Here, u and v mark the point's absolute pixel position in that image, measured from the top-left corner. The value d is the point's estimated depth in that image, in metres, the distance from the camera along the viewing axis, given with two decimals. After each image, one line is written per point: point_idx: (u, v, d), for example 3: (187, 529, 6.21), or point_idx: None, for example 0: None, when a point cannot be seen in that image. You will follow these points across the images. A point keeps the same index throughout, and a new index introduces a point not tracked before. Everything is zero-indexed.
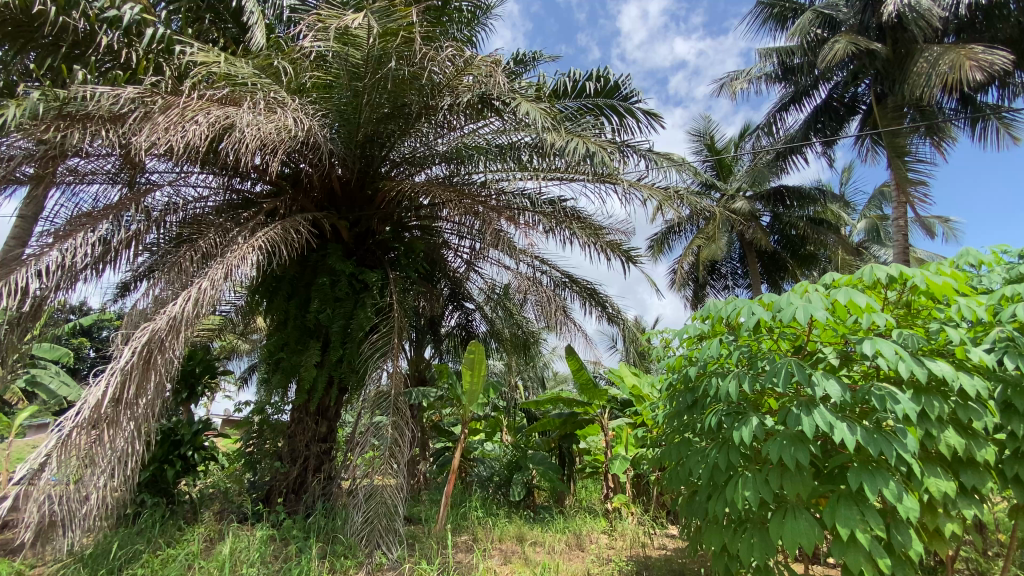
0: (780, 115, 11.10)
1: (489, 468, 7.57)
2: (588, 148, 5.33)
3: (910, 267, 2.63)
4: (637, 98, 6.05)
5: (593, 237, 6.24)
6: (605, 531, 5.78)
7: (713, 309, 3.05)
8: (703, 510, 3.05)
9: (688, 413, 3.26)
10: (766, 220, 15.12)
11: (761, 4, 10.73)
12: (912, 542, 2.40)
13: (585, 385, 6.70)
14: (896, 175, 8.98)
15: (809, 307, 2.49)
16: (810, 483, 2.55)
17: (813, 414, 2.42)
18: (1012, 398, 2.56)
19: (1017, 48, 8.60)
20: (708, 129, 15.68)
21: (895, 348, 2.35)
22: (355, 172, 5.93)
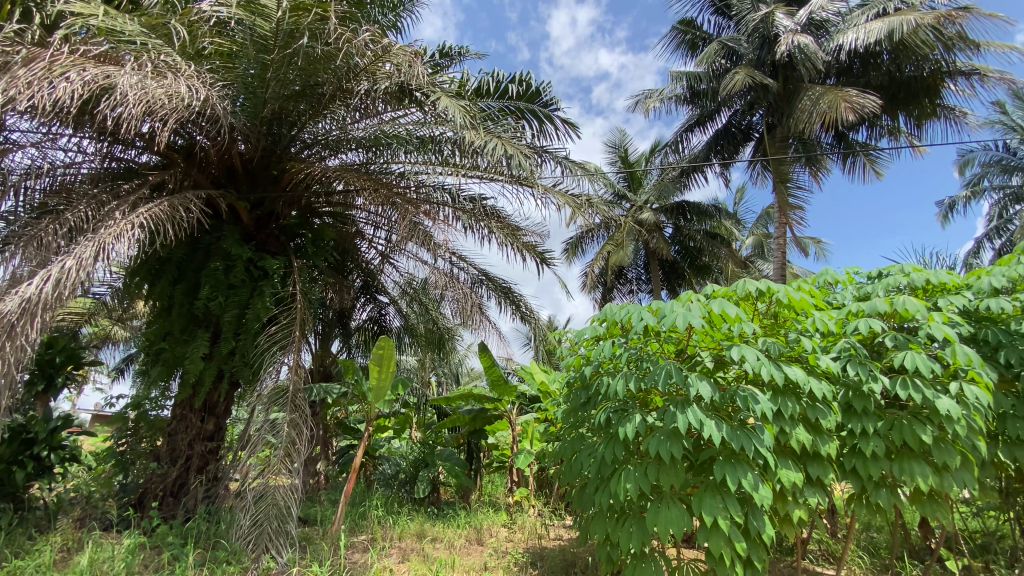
0: (686, 135, 11.98)
1: (395, 466, 7.43)
2: (506, 150, 5.38)
3: (775, 282, 2.97)
4: (557, 106, 6.23)
5: (510, 237, 6.34)
6: (506, 525, 5.89)
7: (610, 312, 3.22)
8: (591, 502, 3.23)
9: (583, 409, 3.43)
10: (669, 232, 16.26)
11: (675, 29, 11.51)
12: (765, 526, 2.70)
13: (495, 381, 6.77)
14: (780, 199, 10.11)
15: (688, 314, 2.75)
16: (683, 475, 2.80)
17: (687, 412, 2.66)
18: (850, 400, 2.96)
19: (885, 94, 9.82)
20: (623, 141, 16.53)
21: (757, 353, 2.65)
22: (259, 149, 5.55)
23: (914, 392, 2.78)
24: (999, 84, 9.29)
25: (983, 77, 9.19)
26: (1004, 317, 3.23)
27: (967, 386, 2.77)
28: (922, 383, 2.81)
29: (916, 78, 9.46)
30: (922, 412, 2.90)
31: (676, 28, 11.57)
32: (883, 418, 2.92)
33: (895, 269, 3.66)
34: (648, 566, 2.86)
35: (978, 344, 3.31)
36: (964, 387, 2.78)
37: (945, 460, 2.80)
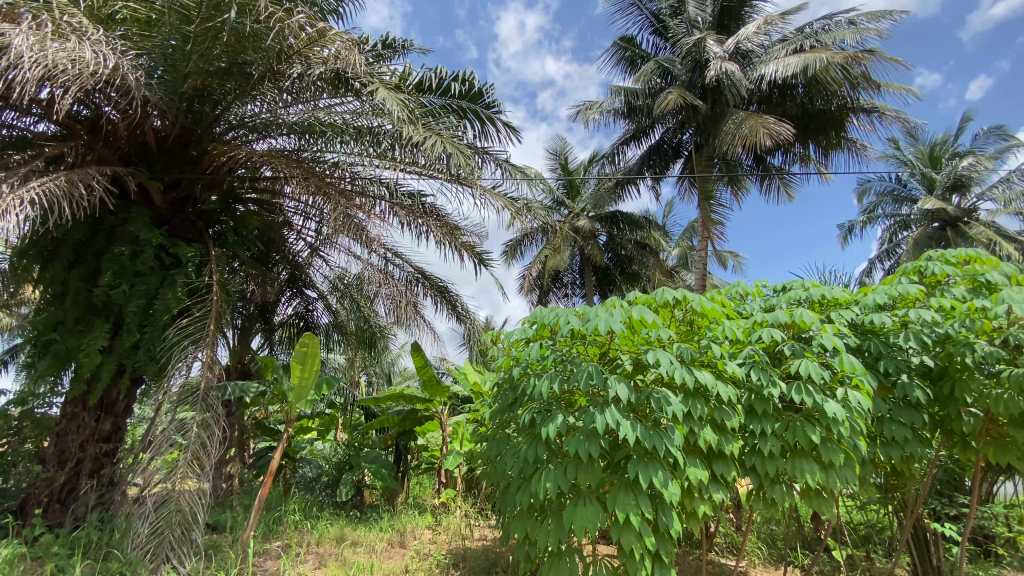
0: (623, 148, 12.47)
1: (316, 469, 7.13)
2: (445, 148, 5.34)
3: (691, 291, 3.16)
4: (499, 109, 6.27)
5: (448, 236, 6.29)
6: (430, 527, 5.82)
7: (539, 314, 3.29)
8: (513, 502, 3.27)
9: (510, 410, 3.47)
10: (603, 239, 16.84)
11: (616, 45, 11.98)
12: (673, 521, 2.85)
13: (427, 382, 6.61)
14: (704, 214, 10.79)
15: (610, 319, 2.86)
16: (600, 474, 2.89)
17: (605, 412, 2.76)
18: (752, 403, 3.19)
19: (798, 124, 10.73)
20: (564, 149, 16.93)
21: (670, 357, 2.81)
22: (177, 127, 5.16)
23: (807, 396, 3.05)
24: (893, 123, 10.43)
25: (880, 116, 10.27)
26: (885, 330, 3.61)
27: (851, 391, 3.07)
28: (813, 388, 3.09)
29: (826, 112, 10.42)
30: (813, 414, 3.18)
31: (617, 44, 12.04)
32: (780, 419, 3.17)
33: (797, 283, 3.99)
34: (564, 564, 2.93)
35: (863, 354, 3.68)
36: (848, 392, 3.08)
37: (830, 458, 3.09)
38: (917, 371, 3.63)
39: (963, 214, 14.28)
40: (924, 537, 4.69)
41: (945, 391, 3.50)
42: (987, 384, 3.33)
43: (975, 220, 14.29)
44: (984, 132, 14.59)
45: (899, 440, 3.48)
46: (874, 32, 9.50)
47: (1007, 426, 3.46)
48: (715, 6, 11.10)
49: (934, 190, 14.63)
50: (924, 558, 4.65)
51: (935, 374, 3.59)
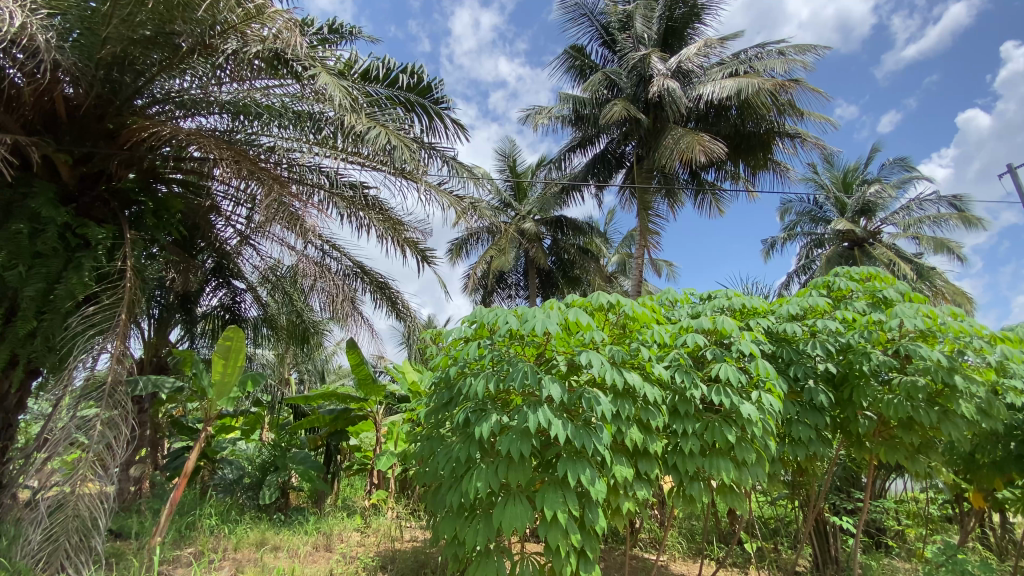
0: (569, 155, 12.74)
1: (237, 470, 6.75)
2: (389, 140, 5.22)
3: (624, 296, 3.29)
4: (447, 105, 6.21)
5: (390, 231, 6.15)
6: (359, 529, 5.66)
7: (478, 314, 3.28)
8: (443, 502, 3.24)
9: (444, 409, 3.44)
10: (547, 243, 17.12)
11: (566, 53, 12.24)
12: (599, 518, 2.93)
13: (362, 381, 6.40)
14: (643, 224, 11.25)
15: (546, 319, 2.92)
16: (530, 472, 2.93)
17: (538, 411, 2.81)
18: (676, 404, 3.36)
19: (731, 143, 11.42)
20: (512, 151, 17.05)
21: (602, 359, 2.91)
22: (92, 96, 4.74)
23: (726, 398, 3.24)
24: (813, 149, 11.34)
25: (802, 142, 11.13)
26: (797, 339, 3.91)
27: (764, 394, 3.31)
28: (731, 390, 3.29)
29: (755, 134, 11.15)
30: (730, 415, 3.38)
31: (568, 53, 12.31)
32: (701, 420, 3.35)
33: (722, 292, 4.24)
34: (491, 563, 2.94)
35: (775, 360, 3.97)
36: (762, 395, 3.31)
37: (744, 456, 3.30)
38: (823, 376, 3.96)
39: (869, 236, 15.75)
40: (825, 529, 5.13)
41: (845, 396, 3.84)
42: (880, 390, 3.68)
43: (879, 242, 15.79)
44: (889, 163, 16.18)
45: (805, 441, 3.78)
46: (800, 64, 10.29)
47: (895, 428, 3.84)
48: (660, 25, 11.53)
49: (846, 212, 16.04)
50: (824, 548, 5.09)
51: (837, 380, 3.93)
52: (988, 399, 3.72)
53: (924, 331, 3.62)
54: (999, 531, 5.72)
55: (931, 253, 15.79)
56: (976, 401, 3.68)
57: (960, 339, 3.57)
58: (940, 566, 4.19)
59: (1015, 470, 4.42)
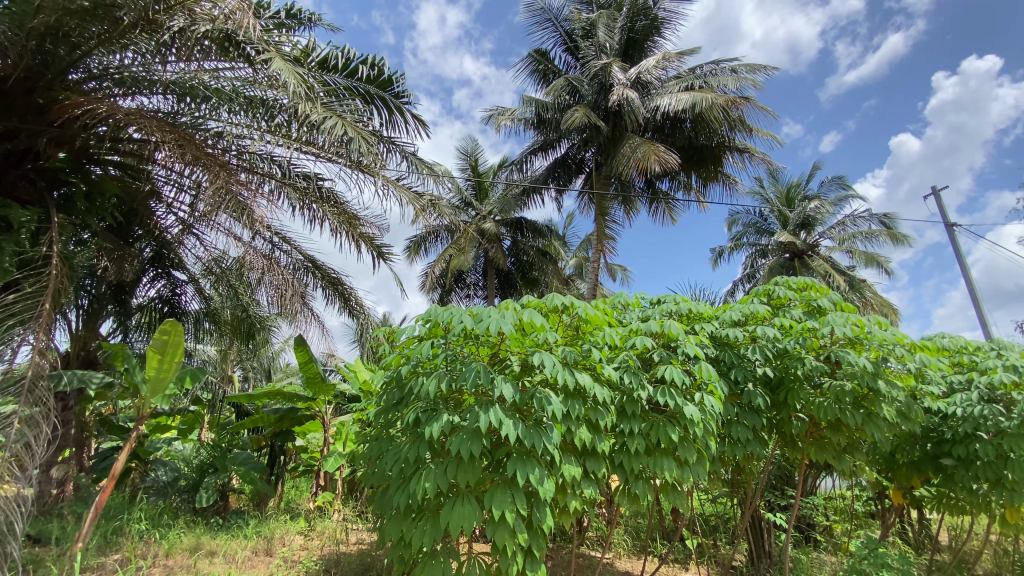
0: (530, 158, 12.83)
1: (172, 472, 6.39)
2: (346, 132, 5.08)
3: (577, 298, 3.36)
4: (409, 100, 6.12)
5: (345, 225, 6.00)
6: (303, 533, 5.48)
7: (433, 312, 3.24)
8: (389, 503, 3.19)
9: (394, 409, 3.38)
10: (507, 244, 17.18)
11: (530, 57, 12.36)
12: (546, 517, 2.96)
13: (311, 380, 6.20)
14: (599, 229, 11.49)
15: (501, 320, 2.93)
16: (479, 473, 2.92)
17: (489, 411, 2.81)
18: (623, 405, 3.45)
19: (685, 155, 11.84)
20: (474, 150, 17.00)
21: (554, 360, 2.95)
22: (20, 68, 4.40)
23: (670, 398, 3.36)
24: (760, 164, 11.92)
25: (750, 156, 11.67)
26: (738, 343, 4.10)
27: (706, 396, 3.45)
28: (676, 391, 3.42)
29: (708, 147, 11.61)
30: (675, 416, 3.51)
31: (532, 56, 12.42)
32: (647, 420, 3.46)
33: (671, 297, 4.39)
34: (437, 563, 2.92)
35: (719, 363, 4.14)
36: (704, 396, 3.46)
37: (686, 455, 3.44)
38: (761, 380, 4.17)
39: (809, 249, 16.71)
40: (761, 525, 5.40)
41: (781, 398, 4.06)
42: (812, 393, 3.91)
43: (817, 254, 16.78)
44: (827, 181, 17.24)
45: (743, 440, 3.98)
46: (750, 82, 10.80)
47: (825, 429, 4.08)
48: (622, 36, 11.80)
49: (788, 225, 16.94)
50: (759, 543, 5.36)
51: (774, 384, 4.15)
52: (907, 403, 4.02)
53: (853, 339, 3.87)
54: (914, 526, 6.18)
55: (862, 266, 16.92)
56: (896, 404, 3.97)
57: (884, 347, 3.85)
58: (863, 559, 4.49)
59: (929, 469, 4.79)
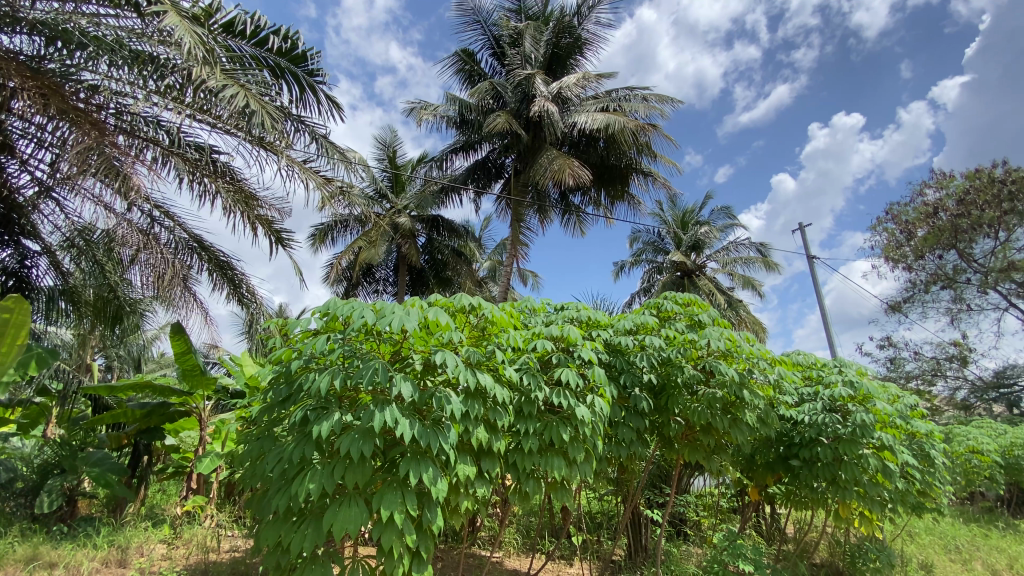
0: (450, 157, 12.75)
1: (4, 474, 5.46)
2: (248, 104, 4.70)
3: (484, 300, 3.40)
4: (323, 79, 5.82)
5: (240, 205, 5.58)
6: (166, 541, 4.91)
7: (332, 305, 3.08)
8: (268, 507, 2.99)
9: (280, 407, 3.17)
10: (421, 241, 16.86)
11: (456, 55, 12.32)
12: (437, 517, 2.93)
13: (187, 373, 5.61)
14: (513, 235, 11.71)
15: (405, 317, 2.86)
16: (369, 473, 2.82)
17: (385, 410, 2.73)
18: (521, 405, 3.54)
19: (597, 171, 12.46)
20: (393, 142, 16.54)
21: (456, 359, 2.95)
22: None
23: (565, 400, 3.52)
24: (662, 188, 12.86)
25: (653, 180, 12.58)
26: (629, 350, 4.39)
27: (597, 399, 3.65)
28: (570, 393, 3.59)
29: (617, 166, 12.34)
30: (569, 417, 3.67)
31: (459, 55, 12.38)
32: (542, 420, 3.58)
33: (573, 304, 4.61)
34: (318, 568, 2.78)
35: (611, 368, 4.42)
36: (594, 399, 3.67)
37: (575, 455, 3.61)
38: (647, 385, 4.50)
39: (698, 269, 18.33)
40: (639, 521, 5.82)
41: (662, 403, 4.42)
42: (689, 399, 4.30)
43: (705, 275, 18.45)
44: (717, 210, 19.06)
45: (627, 441, 4.27)
46: (658, 112, 11.64)
47: (698, 432, 4.50)
48: (547, 49, 12.16)
49: (682, 246, 18.47)
50: (636, 538, 5.77)
51: (657, 389, 4.50)
52: (765, 410, 4.55)
53: (725, 351, 4.30)
54: (766, 519, 7.01)
55: (740, 288, 18.91)
56: (757, 411, 4.47)
57: (749, 360, 4.33)
58: (723, 550, 5.00)
59: (780, 468, 5.47)
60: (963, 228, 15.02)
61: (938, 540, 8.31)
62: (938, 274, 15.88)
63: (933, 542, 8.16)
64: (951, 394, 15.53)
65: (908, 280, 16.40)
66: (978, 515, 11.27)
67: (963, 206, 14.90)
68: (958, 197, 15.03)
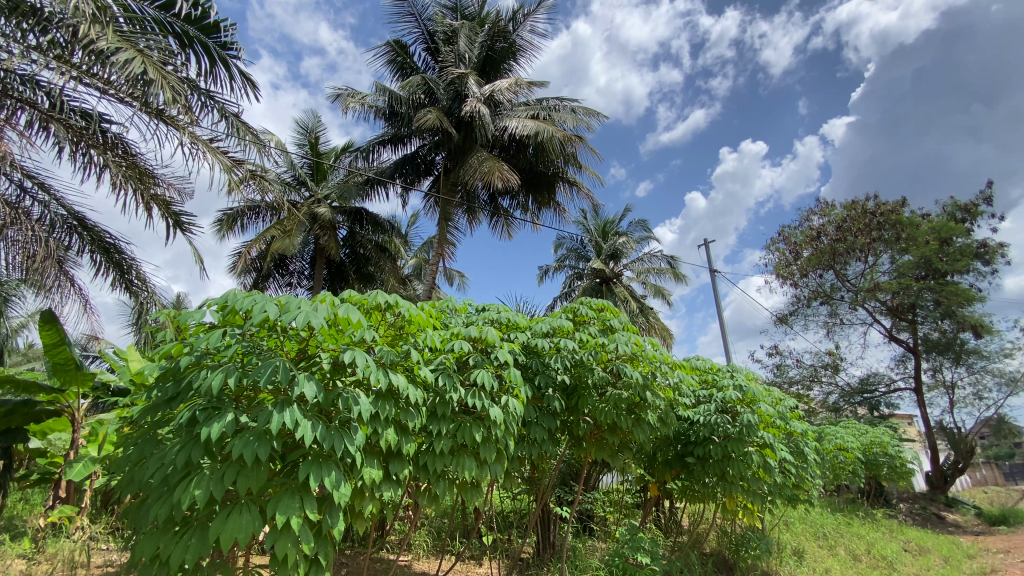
0: (377, 148, 12.38)
1: None
2: (146, 72, 4.29)
3: (400, 298, 3.33)
4: (237, 54, 5.41)
5: (133, 181, 5.08)
6: (25, 558, 4.31)
7: (231, 298, 2.87)
8: (147, 516, 2.74)
9: (166, 407, 2.91)
10: (342, 234, 16.15)
11: (388, 46, 12.01)
12: (338, 522, 2.82)
13: (58, 367, 4.95)
14: (440, 233, 11.61)
15: (312, 314, 2.71)
16: (264, 478, 2.66)
17: (285, 412, 2.59)
18: (435, 406, 3.51)
19: (525, 176, 12.68)
20: (315, 127, 15.73)
21: (365, 359, 2.86)
22: None
23: (479, 400, 3.55)
24: (586, 198, 13.33)
25: (578, 190, 13.01)
26: (545, 352, 4.53)
27: (510, 399, 3.71)
28: (484, 394, 3.62)
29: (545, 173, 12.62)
30: (482, 418, 3.69)
31: (391, 46, 12.07)
32: (455, 421, 3.58)
33: (494, 305, 4.66)
34: None
35: (526, 370, 4.51)
36: (508, 399, 3.73)
37: (486, 455, 3.63)
38: (560, 386, 4.65)
39: (616, 277, 19.21)
40: (548, 518, 5.98)
41: (574, 403, 4.59)
42: (598, 400, 4.49)
43: (621, 282, 19.38)
44: (635, 222, 20.10)
45: (538, 441, 4.39)
46: (585, 124, 12.05)
47: (605, 431, 4.72)
48: (481, 51, 12.19)
49: (602, 254, 19.27)
50: (546, 535, 5.92)
51: (570, 390, 4.67)
52: (665, 411, 4.87)
53: (632, 355, 4.55)
54: (665, 513, 7.48)
55: (652, 296, 20.06)
56: (658, 411, 4.77)
57: (653, 364, 4.63)
58: (624, 544, 5.28)
59: (677, 465, 5.88)
60: (840, 251, 17.00)
61: (809, 529, 9.34)
62: (818, 291, 17.85)
63: (805, 531, 9.16)
64: (825, 398, 17.51)
65: (794, 296, 18.30)
66: (842, 505, 12.78)
67: (841, 232, 16.86)
68: (837, 224, 17.00)
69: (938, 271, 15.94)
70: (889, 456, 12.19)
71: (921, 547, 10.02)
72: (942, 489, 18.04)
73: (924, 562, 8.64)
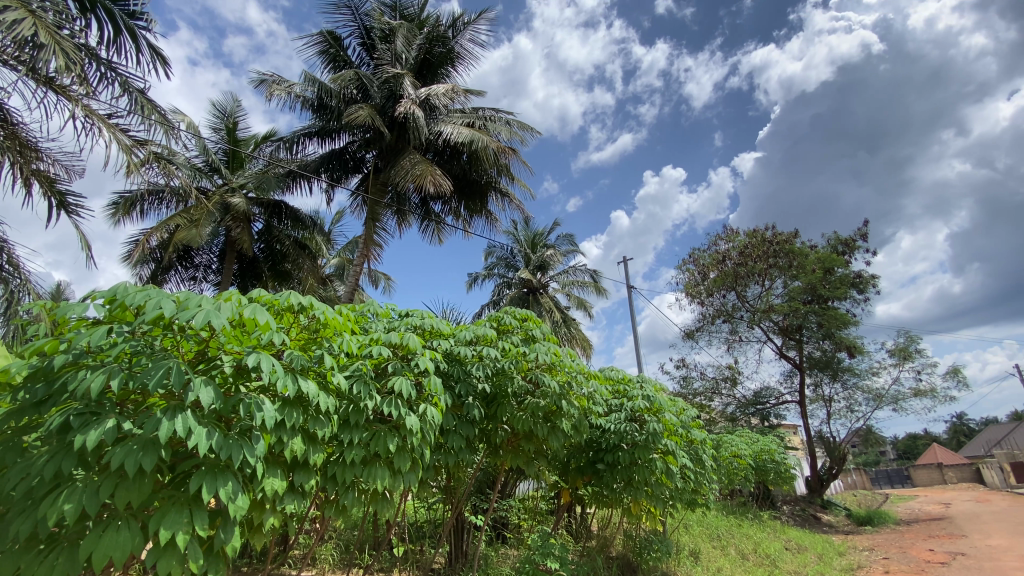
0: (303, 141, 11.82)
1: None
2: (36, 34, 3.88)
3: (316, 302, 3.21)
4: (147, 24, 5.02)
5: (10, 153, 4.56)
6: None
7: (121, 292, 2.62)
8: (4, 534, 2.42)
9: (33, 411, 2.59)
10: (257, 226, 15.00)
11: (321, 36, 11.57)
12: (232, 537, 2.64)
13: None
14: (366, 233, 11.25)
15: (214, 313, 2.54)
16: (147, 490, 2.44)
17: (176, 419, 2.39)
18: (348, 414, 3.40)
19: (457, 183, 12.67)
20: (234, 112, 14.73)
21: (272, 363, 2.72)
22: None
23: (395, 409, 3.49)
24: (516, 209, 13.54)
25: (509, 201, 13.18)
26: (467, 360, 4.54)
27: (427, 407, 3.67)
28: (401, 402, 3.56)
29: (477, 181, 12.69)
30: (398, 426, 3.62)
31: (323, 36, 11.64)
32: (369, 429, 3.48)
33: (417, 311, 4.61)
34: None
35: (447, 378, 4.49)
36: (426, 407, 3.69)
37: (400, 464, 3.56)
38: (480, 394, 4.68)
39: (541, 287, 19.67)
40: (463, 526, 5.96)
41: (493, 411, 4.62)
42: (516, 408, 4.57)
43: (546, 293, 19.86)
44: (562, 235, 20.75)
45: (455, 449, 4.36)
46: (518, 137, 12.27)
47: (521, 440, 4.81)
48: (418, 53, 12.07)
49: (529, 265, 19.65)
50: (458, 544, 5.88)
51: (489, 398, 4.72)
52: (579, 420, 5.05)
53: (550, 365, 4.69)
54: (576, 519, 7.72)
55: (574, 307, 20.72)
56: (572, 420, 4.92)
57: (569, 373, 4.81)
58: (534, 550, 5.37)
59: (588, 471, 6.14)
60: (741, 274, 18.60)
61: (706, 531, 10.04)
62: (721, 310, 19.37)
63: (702, 533, 9.83)
64: (724, 408, 18.97)
65: (701, 313, 19.75)
66: (735, 508, 13.85)
67: (743, 257, 18.47)
68: (740, 249, 18.58)
69: (822, 296, 17.90)
70: (776, 462, 13.45)
71: (800, 546, 11.09)
72: (819, 492, 20.11)
73: (801, 560, 9.56)
